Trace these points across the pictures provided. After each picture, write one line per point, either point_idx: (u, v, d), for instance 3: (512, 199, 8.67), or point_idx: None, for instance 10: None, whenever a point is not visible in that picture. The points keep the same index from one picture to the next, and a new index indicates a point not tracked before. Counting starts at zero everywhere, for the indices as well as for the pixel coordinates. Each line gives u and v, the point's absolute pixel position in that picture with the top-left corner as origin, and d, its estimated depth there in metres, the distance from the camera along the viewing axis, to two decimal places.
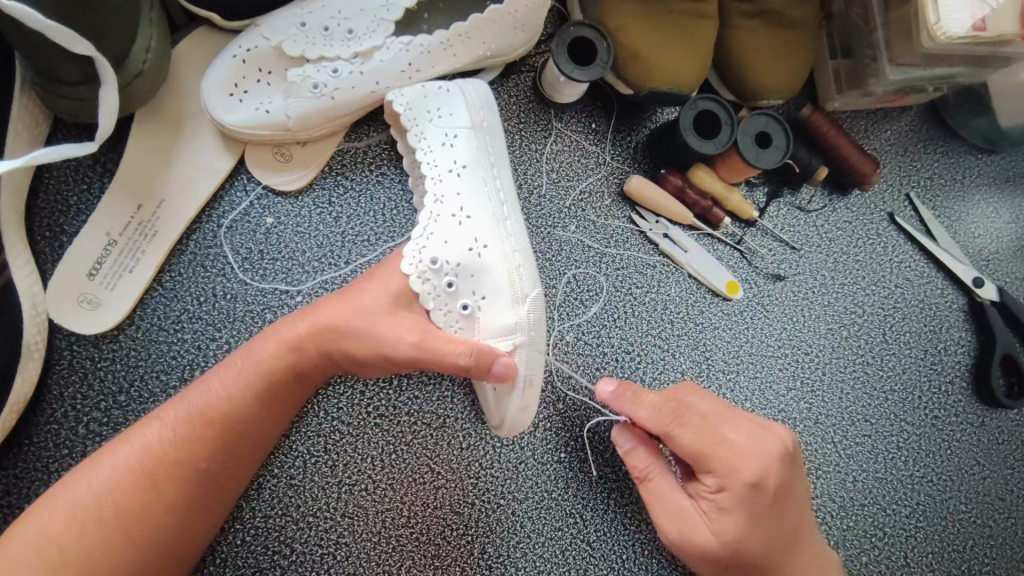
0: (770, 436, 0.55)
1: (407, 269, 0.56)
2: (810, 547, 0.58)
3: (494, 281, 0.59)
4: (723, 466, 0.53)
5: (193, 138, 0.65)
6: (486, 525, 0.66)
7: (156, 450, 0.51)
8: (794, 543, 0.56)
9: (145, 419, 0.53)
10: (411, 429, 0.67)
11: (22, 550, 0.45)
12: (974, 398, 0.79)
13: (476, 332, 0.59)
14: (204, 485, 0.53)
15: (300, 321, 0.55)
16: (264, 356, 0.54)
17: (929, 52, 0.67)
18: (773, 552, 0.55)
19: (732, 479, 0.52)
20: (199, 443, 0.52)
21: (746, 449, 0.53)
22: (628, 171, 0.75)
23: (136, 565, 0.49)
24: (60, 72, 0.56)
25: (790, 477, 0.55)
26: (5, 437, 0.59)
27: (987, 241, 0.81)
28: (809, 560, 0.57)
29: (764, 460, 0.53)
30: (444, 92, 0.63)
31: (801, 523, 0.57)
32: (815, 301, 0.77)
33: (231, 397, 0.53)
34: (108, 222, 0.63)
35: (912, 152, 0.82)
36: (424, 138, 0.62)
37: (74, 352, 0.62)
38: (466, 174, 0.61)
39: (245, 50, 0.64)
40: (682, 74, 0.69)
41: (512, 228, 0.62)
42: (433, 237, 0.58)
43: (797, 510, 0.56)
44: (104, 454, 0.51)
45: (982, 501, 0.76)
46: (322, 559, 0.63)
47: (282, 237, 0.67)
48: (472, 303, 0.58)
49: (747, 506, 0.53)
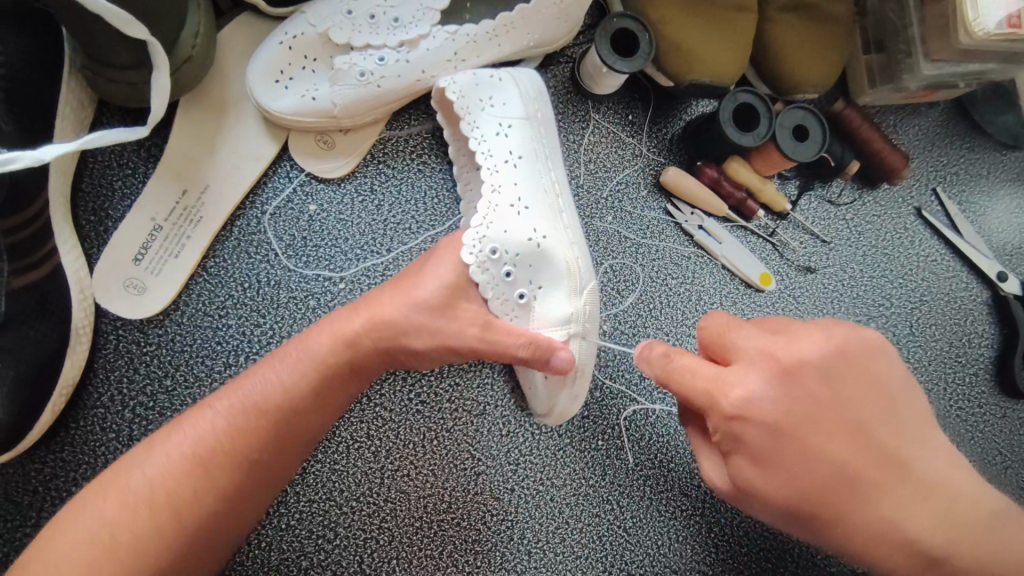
0: (774, 356, 0.48)
1: (467, 258, 0.57)
2: (875, 475, 0.47)
3: (552, 271, 0.61)
4: (707, 404, 0.49)
5: (237, 124, 0.65)
6: (525, 511, 0.67)
7: (212, 438, 0.50)
8: (841, 476, 0.47)
9: (198, 407, 0.53)
10: (452, 416, 0.68)
11: (82, 533, 0.46)
12: (997, 390, 0.80)
13: (531, 321, 0.60)
14: (258, 474, 0.52)
15: (358, 316, 0.56)
16: (322, 348, 0.54)
17: (966, 48, 0.68)
18: (810, 488, 0.47)
19: (718, 417, 0.49)
20: (254, 431, 0.51)
21: (735, 380, 0.48)
22: (663, 163, 0.76)
23: (185, 552, 0.48)
24: (112, 56, 0.56)
25: (802, 399, 0.47)
26: (53, 420, 0.59)
27: (1011, 236, 0.83)
28: (887, 497, 0.48)
29: (756, 385, 0.48)
30: (495, 81, 0.64)
31: (852, 445, 0.47)
32: (844, 293, 0.78)
33: (288, 387, 0.53)
34: (154, 207, 0.63)
35: (940, 148, 0.83)
36: (477, 127, 0.63)
37: (119, 336, 0.62)
38: (522, 166, 0.63)
39: (291, 38, 0.64)
40: (722, 66, 0.69)
41: (568, 220, 0.64)
42: (493, 226, 0.59)
43: (835, 435, 0.47)
44: (159, 440, 0.50)
45: (1004, 490, 0.78)
46: (365, 544, 0.64)
47: (325, 224, 0.67)
48: (529, 292, 0.60)
49: (750, 451, 0.48)
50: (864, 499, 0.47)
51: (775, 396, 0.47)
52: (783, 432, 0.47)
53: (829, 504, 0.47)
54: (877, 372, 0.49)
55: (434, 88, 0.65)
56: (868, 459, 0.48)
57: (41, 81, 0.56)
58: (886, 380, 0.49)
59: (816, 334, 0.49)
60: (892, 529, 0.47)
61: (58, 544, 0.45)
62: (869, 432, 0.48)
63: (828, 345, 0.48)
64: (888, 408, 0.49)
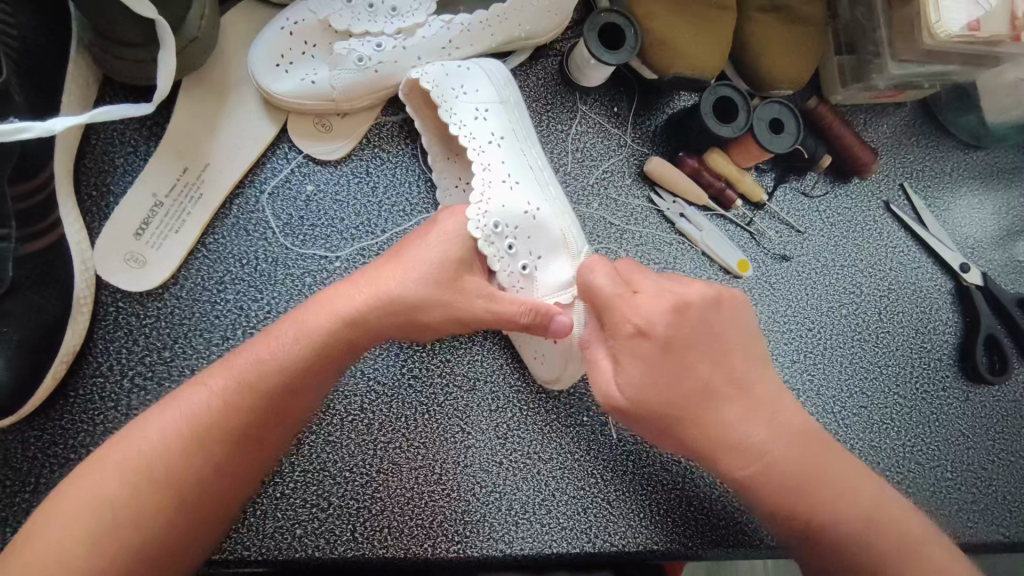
0: (673, 290, 0.55)
1: (473, 232, 0.60)
2: (722, 390, 0.55)
3: (549, 242, 0.64)
4: (618, 317, 0.54)
5: (238, 106, 0.68)
6: (513, 482, 0.69)
7: (208, 413, 0.51)
8: (698, 391, 0.54)
9: (192, 384, 0.53)
10: (443, 391, 0.70)
11: (77, 503, 0.46)
12: (960, 374, 0.84)
13: (535, 290, 0.63)
14: (253, 452, 0.53)
15: (359, 295, 0.58)
16: (322, 329, 0.56)
17: (929, 48, 0.73)
18: (660, 398, 0.54)
19: (624, 328, 0.53)
20: (249, 410, 0.52)
21: (642, 305, 0.54)
22: (647, 153, 0.79)
23: (185, 518, 0.49)
24: (122, 34, 0.58)
25: (685, 329, 0.54)
26: (54, 388, 0.60)
27: (972, 231, 0.88)
28: (728, 409, 0.55)
29: (657, 311, 0.54)
30: (464, 70, 0.67)
31: (709, 365, 0.55)
32: (817, 281, 0.82)
33: (285, 366, 0.54)
34: (155, 184, 0.65)
35: (907, 146, 0.87)
36: (455, 114, 0.65)
37: (120, 308, 0.63)
38: (505, 145, 0.66)
39: (293, 23, 0.66)
40: (702, 61, 0.73)
41: (555, 193, 0.67)
42: (491, 202, 0.62)
43: (704, 359, 0.55)
44: (157, 419, 0.51)
45: (966, 469, 0.82)
46: (358, 513, 0.66)
47: (321, 204, 0.69)
48: (530, 263, 0.63)
49: (643, 359, 0.53)
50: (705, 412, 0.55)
51: (662, 315, 0.54)
52: (663, 347, 0.53)
53: (681, 414, 0.54)
54: (738, 322, 0.57)
55: (405, 79, 0.67)
56: (725, 381, 0.55)
57: (52, 57, 0.57)
58: (746, 322, 0.58)
59: (698, 282, 0.56)
60: (728, 438, 0.55)
61: (60, 509, 0.47)
62: (729, 355, 0.56)
63: (709, 291, 0.56)
64: (746, 342, 0.57)
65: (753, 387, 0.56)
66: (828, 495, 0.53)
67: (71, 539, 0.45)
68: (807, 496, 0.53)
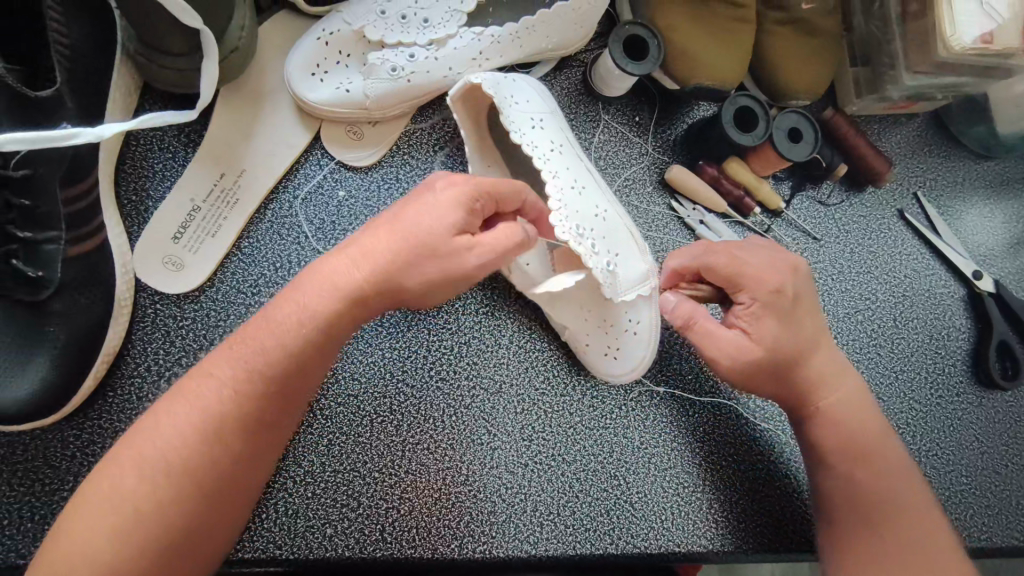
0: (783, 258, 0.67)
1: (563, 236, 0.63)
2: (817, 352, 0.67)
3: (620, 239, 0.68)
4: (751, 282, 0.64)
5: (273, 114, 0.69)
6: (539, 484, 0.71)
7: (218, 405, 0.50)
8: (805, 348, 0.66)
9: (197, 373, 0.51)
10: (470, 393, 0.72)
11: (101, 506, 0.45)
12: (974, 380, 0.86)
13: (619, 286, 0.66)
14: (260, 435, 0.52)
15: (357, 270, 0.53)
16: (322, 307, 0.53)
17: (943, 61, 0.75)
18: (784, 350, 0.64)
19: (758, 290, 0.64)
20: (255, 393, 0.51)
21: (772, 270, 0.65)
22: (667, 162, 0.81)
23: (209, 506, 0.49)
24: (167, 44, 0.59)
25: (802, 293, 0.66)
26: (93, 387, 0.62)
27: (983, 239, 0.89)
28: (819, 364, 0.67)
29: (782, 276, 0.65)
30: (510, 82, 0.69)
31: (812, 328, 0.67)
32: (834, 287, 0.84)
33: (282, 343, 0.52)
34: (193, 188, 0.67)
35: (920, 156, 0.89)
36: (515, 122, 0.66)
37: (157, 310, 0.65)
38: (564, 151, 0.69)
39: (328, 34, 0.68)
40: (724, 72, 0.75)
41: (608, 194, 0.71)
42: (568, 206, 0.65)
43: (811, 323, 0.66)
44: (163, 409, 0.49)
45: (980, 474, 0.83)
46: (387, 513, 0.67)
47: (352, 210, 0.71)
48: (612, 260, 0.66)
49: (773, 311, 0.64)
50: (805, 365, 0.66)
51: (785, 279, 0.65)
52: (789, 310, 0.64)
53: (788, 367, 0.65)
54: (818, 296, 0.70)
55: (455, 89, 0.68)
56: (820, 342, 0.67)
57: (99, 66, 0.59)
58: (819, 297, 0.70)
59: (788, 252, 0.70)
60: (818, 390, 0.67)
61: (82, 514, 0.45)
62: (822, 322, 0.68)
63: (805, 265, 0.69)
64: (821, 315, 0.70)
65: (835, 353, 0.69)
66: (886, 444, 0.67)
67: (96, 541, 0.44)
68: (869, 447, 0.66)
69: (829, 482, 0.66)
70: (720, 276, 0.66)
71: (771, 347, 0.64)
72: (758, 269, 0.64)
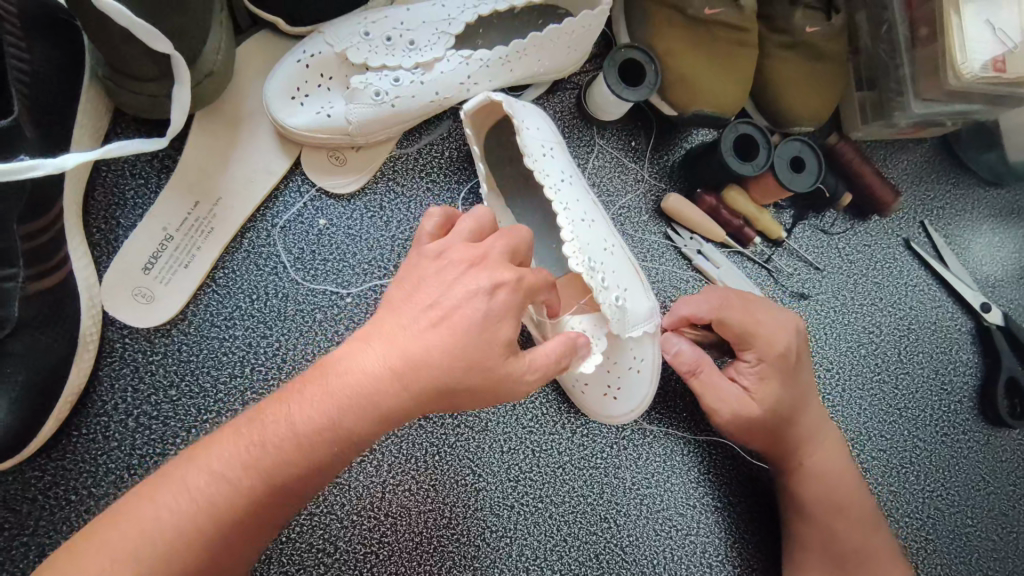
0: (786, 316, 0.69)
1: (576, 267, 0.60)
2: (813, 404, 0.69)
3: (627, 275, 0.65)
4: (761, 342, 0.66)
5: (251, 139, 0.66)
6: (524, 527, 0.68)
7: (225, 502, 0.41)
8: (804, 401, 0.68)
9: (209, 456, 0.42)
10: (455, 431, 0.68)
11: None
12: (980, 417, 0.83)
13: (627, 321, 0.63)
14: (265, 533, 0.44)
15: (412, 381, 0.45)
16: (363, 425, 0.44)
17: (953, 89, 0.72)
18: (785, 408, 0.67)
19: (766, 351, 0.66)
20: (265, 495, 0.42)
21: (779, 330, 0.67)
22: (664, 189, 0.78)
23: None
24: (135, 68, 0.56)
25: (802, 354, 0.69)
26: (55, 428, 0.58)
27: (993, 269, 0.86)
28: (814, 414, 0.69)
29: (790, 338, 0.67)
30: (523, 107, 0.66)
31: (807, 382, 0.69)
32: (837, 320, 0.81)
33: (307, 440, 0.43)
34: (166, 216, 0.64)
35: (927, 182, 0.86)
36: (530, 149, 0.63)
37: (126, 345, 0.62)
38: (573, 182, 0.66)
39: (309, 56, 0.65)
40: (723, 100, 0.72)
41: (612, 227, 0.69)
42: (580, 239, 0.63)
43: (809, 379, 0.69)
44: (160, 490, 0.41)
45: (987, 515, 0.80)
46: (365, 558, 0.64)
47: (333, 238, 0.68)
48: (621, 295, 0.63)
49: (779, 372, 0.67)
50: (794, 424, 0.68)
51: (791, 340, 0.67)
52: (790, 370, 0.67)
53: (787, 420, 0.67)
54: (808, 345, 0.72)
55: (464, 108, 0.63)
56: (814, 395, 0.70)
57: (64, 91, 0.56)
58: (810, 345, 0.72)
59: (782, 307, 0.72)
60: (813, 441, 0.69)
61: None
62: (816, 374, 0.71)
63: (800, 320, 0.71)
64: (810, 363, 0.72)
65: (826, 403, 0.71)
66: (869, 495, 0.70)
67: None
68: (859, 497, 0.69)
69: (804, 526, 0.68)
70: (731, 331, 0.66)
71: (770, 407, 0.66)
72: (770, 333, 0.66)
